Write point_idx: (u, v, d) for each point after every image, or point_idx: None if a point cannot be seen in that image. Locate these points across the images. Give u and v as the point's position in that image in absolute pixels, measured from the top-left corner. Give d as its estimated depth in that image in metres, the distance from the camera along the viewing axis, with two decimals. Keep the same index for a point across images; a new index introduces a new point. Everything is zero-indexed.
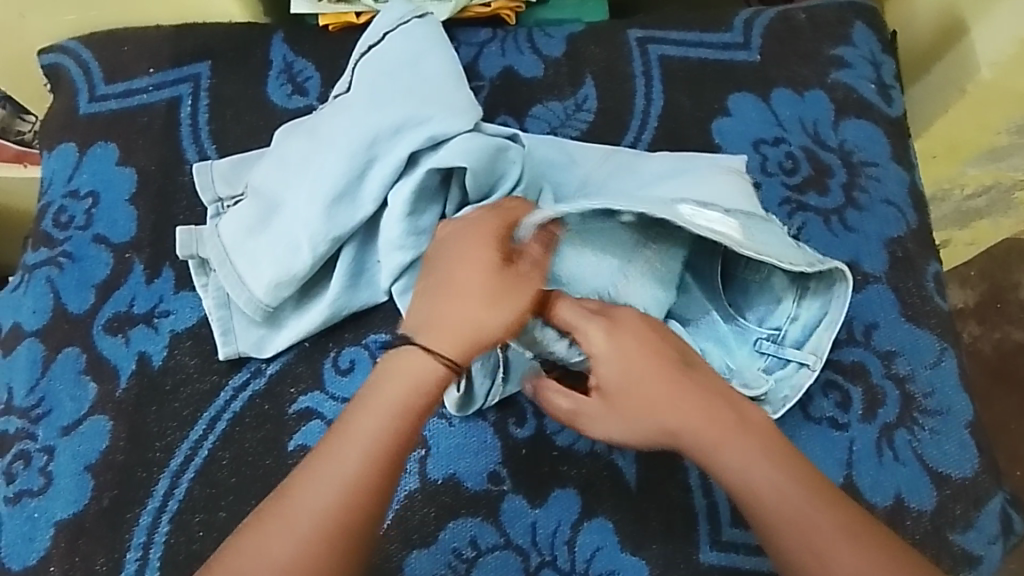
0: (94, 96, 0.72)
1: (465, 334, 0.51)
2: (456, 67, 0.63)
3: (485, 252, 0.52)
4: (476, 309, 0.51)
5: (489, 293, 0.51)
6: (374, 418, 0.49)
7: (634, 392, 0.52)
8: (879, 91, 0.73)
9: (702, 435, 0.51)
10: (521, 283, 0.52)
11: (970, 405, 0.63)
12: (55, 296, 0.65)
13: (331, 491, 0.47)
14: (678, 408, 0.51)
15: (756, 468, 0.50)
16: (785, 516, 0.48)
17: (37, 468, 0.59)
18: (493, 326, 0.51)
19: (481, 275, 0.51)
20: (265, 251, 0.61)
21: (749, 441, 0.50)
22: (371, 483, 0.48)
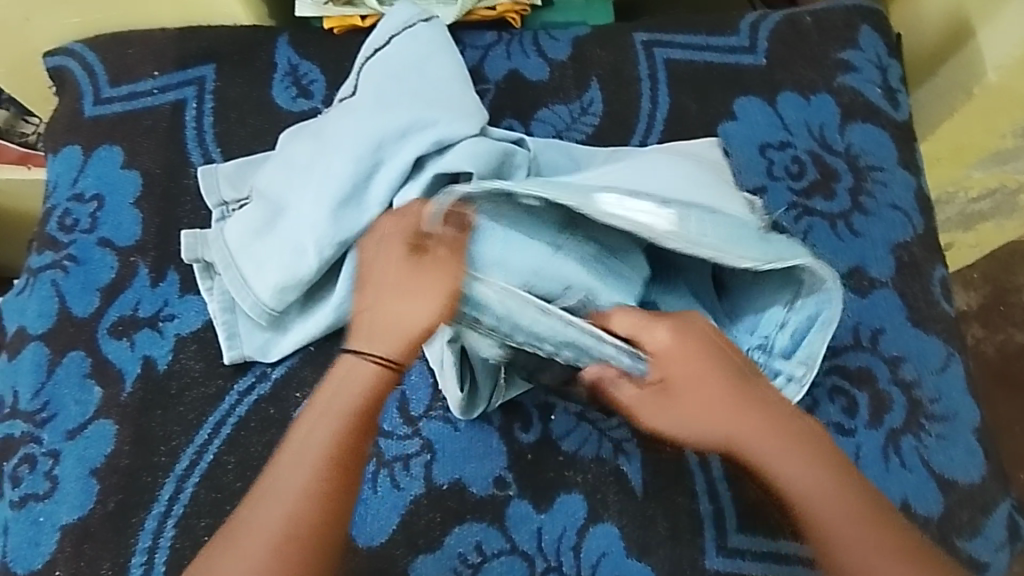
0: (98, 99, 0.72)
1: (390, 331, 0.49)
2: (463, 71, 0.64)
3: (398, 248, 0.51)
4: (395, 306, 0.49)
5: (399, 286, 0.50)
6: (325, 415, 0.49)
7: (691, 402, 0.52)
8: (885, 95, 0.72)
9: (756, 442, 0.51)
10: (435, 269, 0.50)
11: (976, 411, 0.63)
12: (60, 299, 0.65)
13: (291, 487, 0.48)
14: (730, 414, 0.51)
15: (804, 474, 0.50)
16: (833, 523, 0.49)
17: (43, 472, 0.59)
18: (411, 317, 0.49)
19: (395, 271, 0.50)
20: (271, 255, 0.61)
21: (797, 448, 0.51)
22: (329, 480, 0.48)
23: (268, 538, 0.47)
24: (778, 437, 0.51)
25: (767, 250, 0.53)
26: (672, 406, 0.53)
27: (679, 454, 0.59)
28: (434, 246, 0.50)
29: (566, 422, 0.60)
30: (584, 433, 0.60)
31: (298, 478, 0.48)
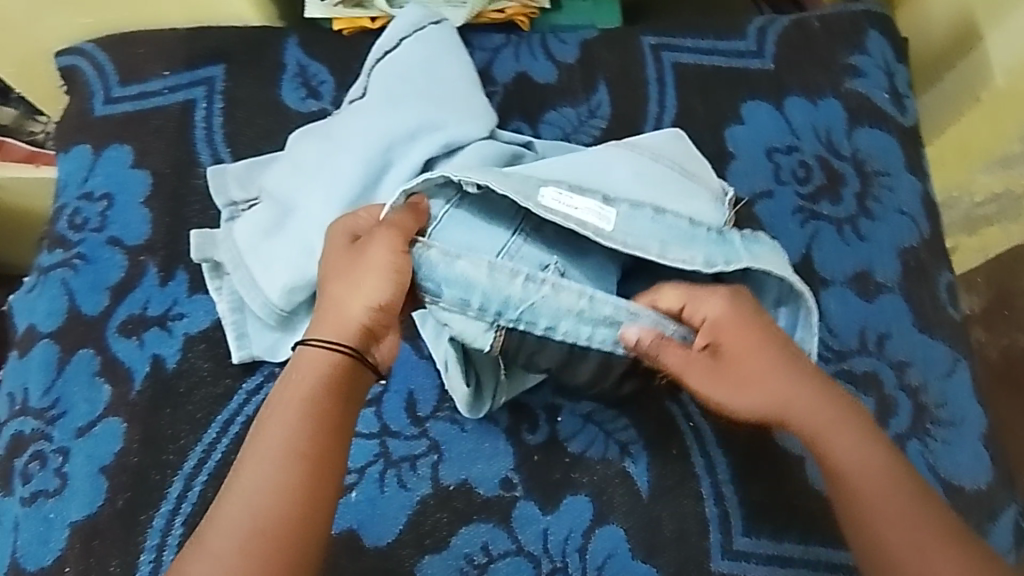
0: (108, 98, 0.72)
1: (335, 318, 0.50)
2: (472, 73, 0.65)
3: (340, 241, 0.52)
4: (337, 293, 0.50)
5: (338, 274, 0.51)
6: (286, 406, 0.49)
7: (745, 368, 0.52)
8: (893, 100, 0.73)
9: (810, 420, 0.52)
10: (372, 250, 0.50)
11: (983, 416, 0.63)
12: (70, 297, 0.65)
13: (258, 476, 0.47)
14: (789, 390, 0.52)
15: (853, 453, 0.52)
16: (880, 500, 0.51)
17: (52, 469, 0.60)
18: (351, 299, 0.50)
19: (338, 262, 0.51)
20: (280, 255, 0.61)
21: (849, 426, 0.52)
22: (297, 467, 0.47)
23: (242, 529, 0.46)
24: (833, 414, 0.52)
25: (713, 252, 0.53)
26: (732, 381, 0.52)
27: (685, 456, 0.60)
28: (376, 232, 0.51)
29: (573, 423, 0.60)
30: (592, 434, 0.60)
31: (265, 469, 0.47)
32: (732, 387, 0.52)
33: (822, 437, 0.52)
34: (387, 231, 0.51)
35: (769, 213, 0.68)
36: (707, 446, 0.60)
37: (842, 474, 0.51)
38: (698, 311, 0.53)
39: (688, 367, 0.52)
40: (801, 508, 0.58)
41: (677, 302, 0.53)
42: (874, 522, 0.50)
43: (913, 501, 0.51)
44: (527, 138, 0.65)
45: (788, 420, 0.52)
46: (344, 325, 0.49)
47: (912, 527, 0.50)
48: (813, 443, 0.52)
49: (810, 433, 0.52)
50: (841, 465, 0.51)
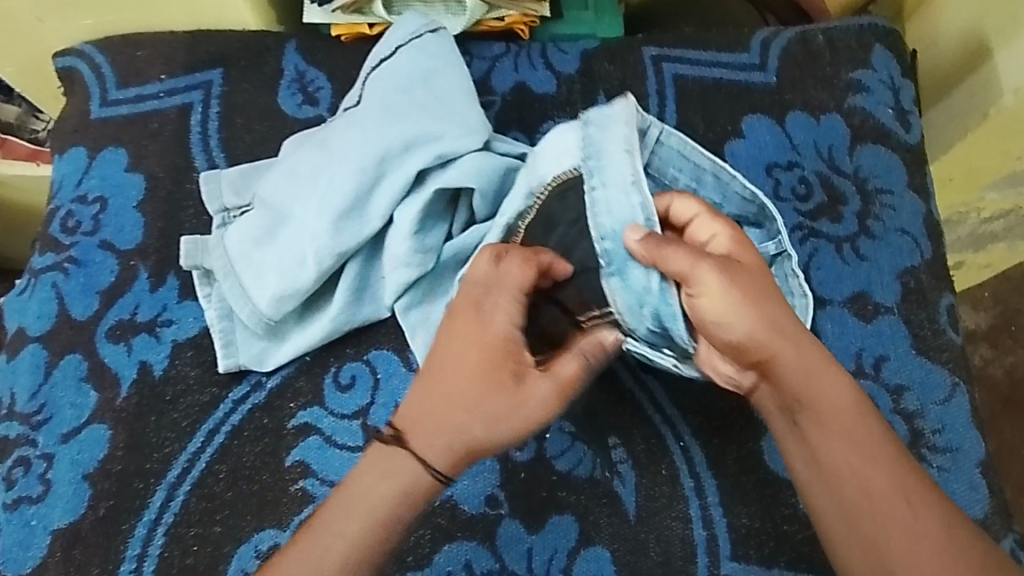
0: (106, 100, 0.72)
1: (457, 446, 0.51)
2: (470, 84, 0.64)
3: (500, 362, 0.51)
4: (473, 424, 0.51)
5: (480, 406, 0.50)
6: (374, 496, 0.50)
7: (752, 303, 0.49)
8: (897, 117, 0.71)
9: (804, 358, 0.50)
10: (532, 399, 0.51)
11: (981, 444, 0.61)
12: (60, 301, 0.65)
13: (336, 556, 0.49)
14: (790, 320, 0.50)
15: (842, 398, 0.50)
16: (865, 450, 0.50)
17: (36, 474, 0.60)
18: (483, 437, 0.51)
19: (485, 386, 0.51)
20: (271, 264, 0.60)
21: (834, 371, 0.51)
22: (371, 555, 0.50)
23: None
24: (822, 357, 0.51)
25: None
26: (741, 287, 0.49)
27: (674, 477, 0.59)
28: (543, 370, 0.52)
29: (562, 440, 0.59)
30: (580, 452, 0.59)
31: (341, 553, 0.49)
32: (746, 298, 0.49)
33: (812, 378, 0.50)
34: (555, 394, 0.52)
35: None
36: (696, 468, 0.59)
37: (828, 420, 0.50)
38: (709, 226, 0.54)
39: (698, 268, 0.49)
40: (792, 536, 0.57)
41: (690, 211, 0.54)
42: (853, 472, 0.49)
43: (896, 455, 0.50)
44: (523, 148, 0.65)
45: (784, 355, 0.49)
46: (459, 456, 0.51)
47: (894, 480, 0.49)
48: (804, 389, 0.50)
49: (802, 379, 0.50)
50: (827, 411, 0.50)
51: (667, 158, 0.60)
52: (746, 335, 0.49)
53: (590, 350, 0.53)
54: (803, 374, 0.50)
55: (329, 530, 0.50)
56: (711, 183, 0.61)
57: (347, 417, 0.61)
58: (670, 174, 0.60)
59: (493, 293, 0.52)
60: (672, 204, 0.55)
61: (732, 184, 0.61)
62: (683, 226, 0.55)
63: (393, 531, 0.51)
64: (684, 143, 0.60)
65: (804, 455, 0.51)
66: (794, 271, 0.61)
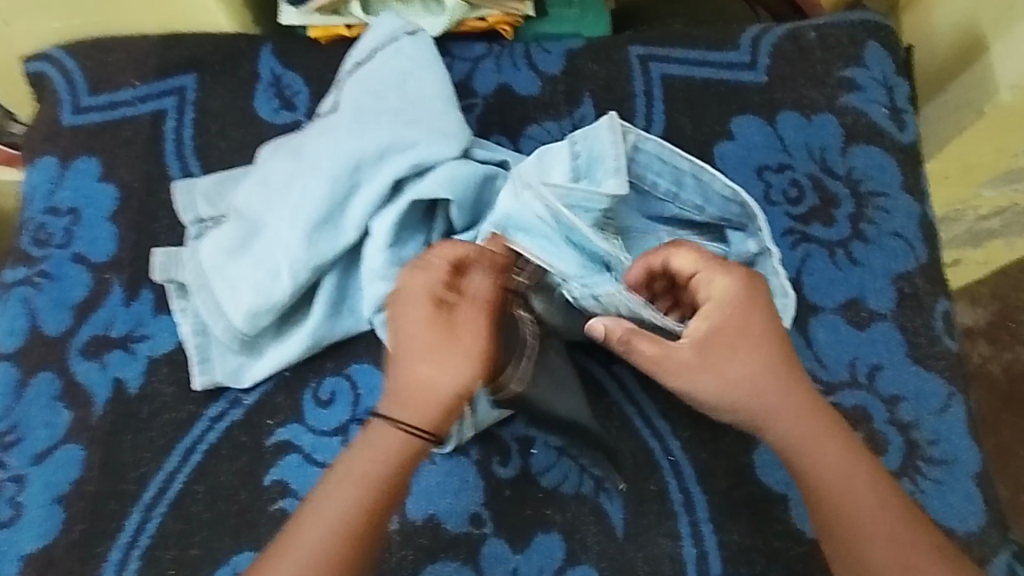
0: (77, 108, 0.70)
1: (412, 396, 0.48)
2: (448, 86, 0.62)
3: (421, 303, 0.49)
4: (420, 371, 0.48)
5: (423, 349, 0.48)
6: (343, 476, 0.48)
7: (729, 365, 0.50)
8: (891, 116, 0.69)
9: (801, 430, 0.50)
10: (466, 324, 0.49)
11: (977, 454, 0.60)
12: (32, 317, 0.63)
13: (314, 542, 0.47)
14: (784, 395, 0.51)
15: (845, 469, 0.50)
16: (874, 526, 0.49)
17: (9, 496, 0.58)
18: (431, 379, 0.48)
19: (415, 331, 0.49)
20: (244, 277, 0.59)
21: (840, 441, 0.51)
22: (356, 532, 0.47)
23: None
24: (818, 425, 0.51)
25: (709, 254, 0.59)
26: (724, 366, 0.50)
27: (663, 492, 0.57)
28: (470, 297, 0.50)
29: (548, 455, 0.58)
30: (567, 467, 0.58)
31: (321, 538, 0.47)
32: (726, 376, 0.50)
33: (809, 449, 0.50)
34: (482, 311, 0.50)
35: None
36: (685, 483, 0.57)
37: (829, 493, 0.50)
38: (705, 283, 0.51)
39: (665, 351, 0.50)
40: (783, 552, 0.56)
41: (690, 267, 0.51)
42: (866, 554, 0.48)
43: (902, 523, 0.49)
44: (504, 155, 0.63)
45: (771, 425, 0.51)
46: (424, 410, 0.48)
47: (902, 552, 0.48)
48: (798, 460, 0.51)
49: (791, 448, 0.51)
50: (821, 475, 0.50)
51: (647, 165, 0.58)
52: (728, 404, 0.51)
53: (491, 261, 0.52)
54: (783, 433, 0.50)
55: (307, 520, 0.48)
56: (692, 185, 0.58)
57: (328, 434, 0.59)
58: (650, 180, 0.58)
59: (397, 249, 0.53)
60: (669, 261, 0.52)
61: (715, 184, 0.58)
62: (688, 279, 0.52)
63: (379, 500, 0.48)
64: (662, 147, 0.58)
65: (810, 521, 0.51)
66: (776, 268, 0.59)
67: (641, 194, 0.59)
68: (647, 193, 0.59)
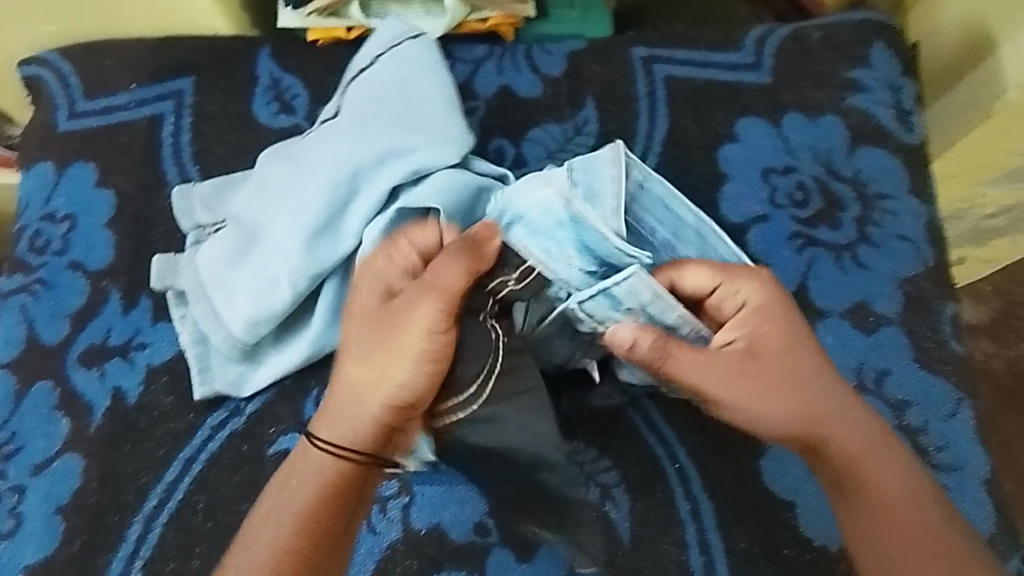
0: (73, 113, 0.69)
1: (358, 395, 0.48)
2: (450, 91, 0.61)
3: (379, 298, 0.49)
4: (364, 371, 0.47)
5: (365, 338, 0.48)
6: (296, 469, 0.49)
7: (772, 373, 0.49)
8: (897, 118, 0.68)
9: (849, 439, 0.50)
10: (418, 321, 0.46)
11: (986, 460, 0.59)
12: (28, 325, 0.62)
13: (266, 538, 0.47)
14: (831, 401, 0.50)
15: (889, 480, 0.50)
16: (920, 535, 0.49)
17: (7, 508, 0.58)
18: (377, 378, 0.47)
19: (367, 329, 0.48)
20: (243, 285, 0.58)
21: (883, 450, 0.50)
22: (308, 525, 0.47)
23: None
24: (864, 427, 0.50)
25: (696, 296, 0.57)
26: (767, 379, 0.49)
27: (669, 500, 0.57)
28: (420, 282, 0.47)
29: None
30: None
31: (275, 526, 0.47)
32: (774, 389, 0.49)
33: (856, 459, 0.50)
34: (437, 305, 0.46)
35: (762, 239, 0.64)
36: (692, 490, 0.57)
37: (877, 504, 0.49)
38: (738, 294, 0.51)
39: (705, 367, 0.48)
40: (792, 559, 0.55)
41: (710, 278, 0.51)
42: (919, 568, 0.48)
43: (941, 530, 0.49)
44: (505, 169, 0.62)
45: (821, 431, 0.50)
46: (367, 411, 0.47)
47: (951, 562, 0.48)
48: (851, 471, 0.50)
49: (841, 454, 0.50)
50: (872, 481, 0.50)
51: (649, 210, 0.57)
52: (783, 422, 0.49)
53: (467, 249, 0.47)
54: (832, 437, 0.50)
55: (263, 514, 0.48)
56: (692, 238, 0.57)
57: None
58: (650, 225, 0.57)
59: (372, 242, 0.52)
60: (677, 278, 0.52)
61: (716, 238, 0.58)
62: (707, 294, 0.51)
63: (331, 497, 0.48)
64: (667, 193, 0.58)
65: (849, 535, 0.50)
66: None
67: (641, 236, 0.56)
68: (648, 238, 0.56)
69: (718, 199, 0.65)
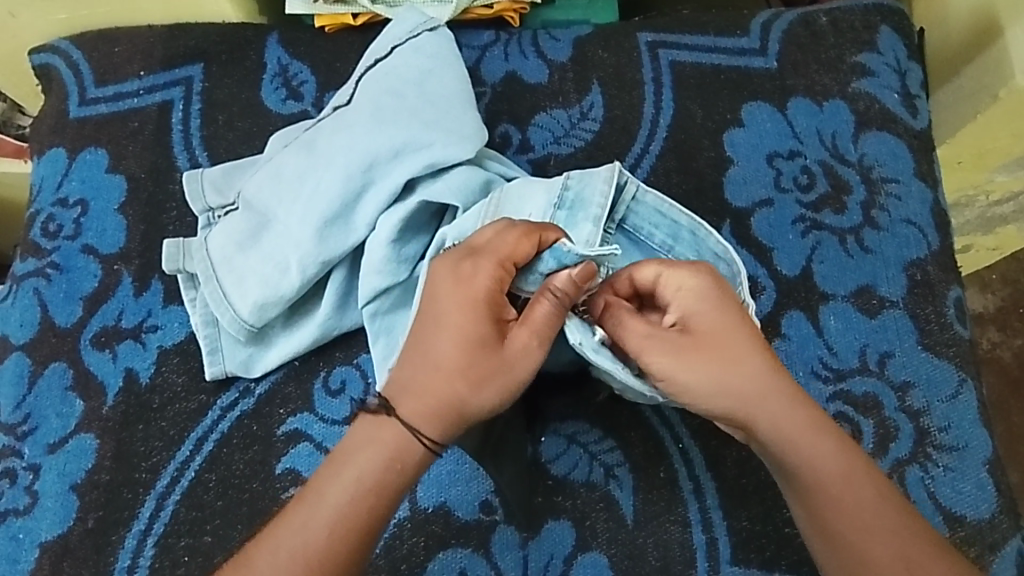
0: (84, 99, 0.70)
1: (439, 408, 0.48)
2: (467, 86, 0.62)
3: (483, 319, 0.49)
4: (456, 382, 0.48)
5: (461, 364, 0.48)
6: (385, 442, 0.48)
7: (710, 360, 0.49)
8: (904, 102, 0.68)
9: (784, 423, 0.49)
10: (518, 356, 0.48)
11: (988, 441, 0.60)
12: (43, 308, 0.64)
13: (345, 495, 0.47)
14: (773, 402, 0.49)
15: (833, 462, 0.49)
16: (862, 532, 0.49)
17: (23, 486, 0.59)
18: (470, 393, 0.48)
19: (467, 346, 0.48)
20: (254, 270, 0.59)
21: (830, 450, 0.50)
22: (387, 490, 0.48)
23: (318, 550, 0.46)
24: (810, 427, 0.50)
25: None
26: (698, 366, 0.49)
27: (672, 480, 0.57)
28: (526, 322, 0.49)
29: (557, 444, 0.58)
30: (576, 455, 0.58)
31: (348, 493, 0.47)
32: (704, 373, 0.49)
33: (792, 443, 0.49)
34: (536, 344, 0.49)
35: (767, 224, 0.64)
36: (695, 470, 0.58)
37: (823, 486, 0.49)
38: (673, 282, 0.51)
39: (651, 341, 0.50)
40: (793, 540, 0.56)
41: (652, 274, 0.52)
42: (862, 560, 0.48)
43: (889, 507, 0.49)
44: (518, 171, 0.64)
45: (761, 424, 0.49)
46: (450, 418, 0.48)
47: (894, 546, 0.49)
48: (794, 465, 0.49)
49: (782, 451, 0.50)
50: (821, 486, 0.49)
51: (643, 217, 0.59)
52: (714, 406, 0.49)
53: (561, 292, 0.50)
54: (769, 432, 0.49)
55: (334, 475, 0.48)
56: (687, 240, 0.59)
57: (337, 423, 0.59)
58: (646, 231, 0.59)
59: (481, 257, 0.50)
60: (632, 277, 0.52)
61: (708, 242, 0.59)
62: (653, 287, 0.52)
63: (409, 470, 0.48)
64: (661, 201, 0.59)
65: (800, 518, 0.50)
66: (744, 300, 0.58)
67: (637, 242, 0.59)
68: (642, 243, 0.59)
69: (723, 184, 0.66)
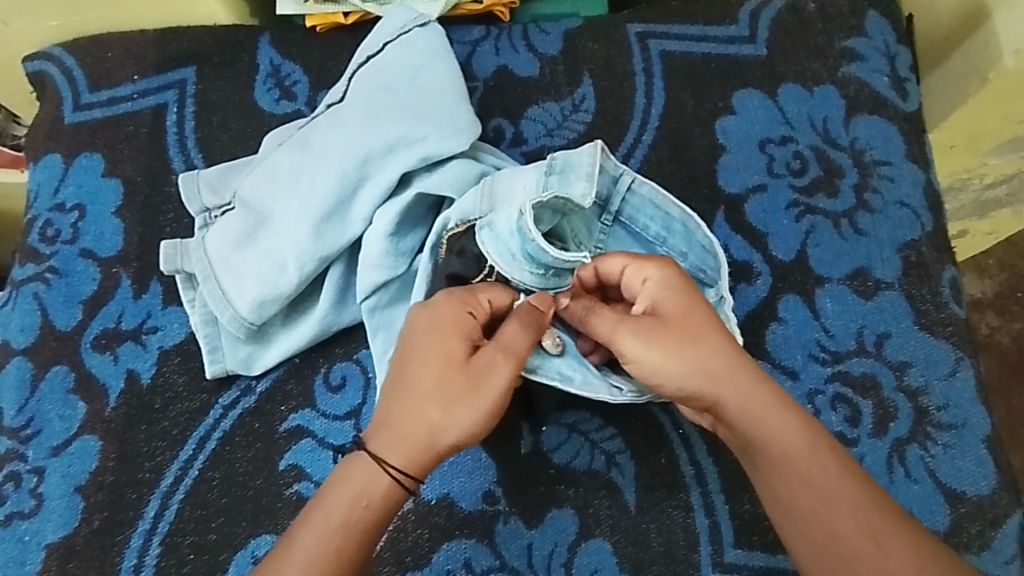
0: (78, 104, 0.70)
1: (412, 435, 0.48)
2: (458, 79, 0.63)
3: (450, 346, 0.49)
4: (431, 410, 0.48)
5: (433, 389, 0.48)
6: (358, 483, 0.48)
7: (678, 346, 0.49)
8: (893, 84, 0.69)
9: (752, 402, 0.49)
10: (488, 376, 0.48)
11: (987, 418, 0.60)
12: (43, 313, 0.64)
13: (316, 540, 0.47)
14: (739, 388, 0.49)
15: (799, 438, 0.49)
16: (834, 521, 0.48)
17: (27, 489, 0.59)
18: (438, 422, 0.48)
19: (436, 371, 0.48)
20: (251, 267, 0.59)
21: (800, 431, 0.49)
22: (354, 528, 0.47)
23: None
24: (776, 410, 0.50)
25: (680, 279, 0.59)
26: (665, 350, 0.49)
27: (673, 466, 0.58)
28: (497, 346, 0.49)
29: (558, 433, 0.58)
30: (579, 443, 0.58)
31: (319, 535, 0.47)
32: (668, 353, 0.49)
33: (761, 422, 0.49)
34: (506, 362, 0.49)
35: (760, 210, 0.65)
36: (697, 456, 0.58)
37: (791, 468, 0.49)
38: (640, 274, 0.51)
39: (620, 330, 0.50)
40: None
41: (620, 265, 0.52)
42: (838, 543, 0.48)
43: (858, 488, 0.49)
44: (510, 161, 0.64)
45: (727, 407, 0.50)
46: (418, 443, 0.48)
47: (861, 521, 0.48)
48: (764, 449, 0.49)
49: (750, 437, 0.50)
50: (796, 468, 0.49)
51: (639, 207, 0.59)
52: (679, 386, 0.50)
53: (532, 317, 0.51)
54: (738, 416, 0.50)
55: (306, 523, 0.48)
56: (680, 232, 0.60)
57: (339, 418, 0.60)
58: (643, 222, 0.60)
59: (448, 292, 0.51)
60: (598, 268, 0.53)
61: (700, 236, 0.60)
62: (620, 277, 0.52)
63: (379, 507, 0.48)
64: (656, 193, 0.60)
65: (766, 496, 0.50)
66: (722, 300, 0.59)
67: (633, 233, 0.60)
68: (639, 234, 0.60)
69: (716, 172, 0.66)
